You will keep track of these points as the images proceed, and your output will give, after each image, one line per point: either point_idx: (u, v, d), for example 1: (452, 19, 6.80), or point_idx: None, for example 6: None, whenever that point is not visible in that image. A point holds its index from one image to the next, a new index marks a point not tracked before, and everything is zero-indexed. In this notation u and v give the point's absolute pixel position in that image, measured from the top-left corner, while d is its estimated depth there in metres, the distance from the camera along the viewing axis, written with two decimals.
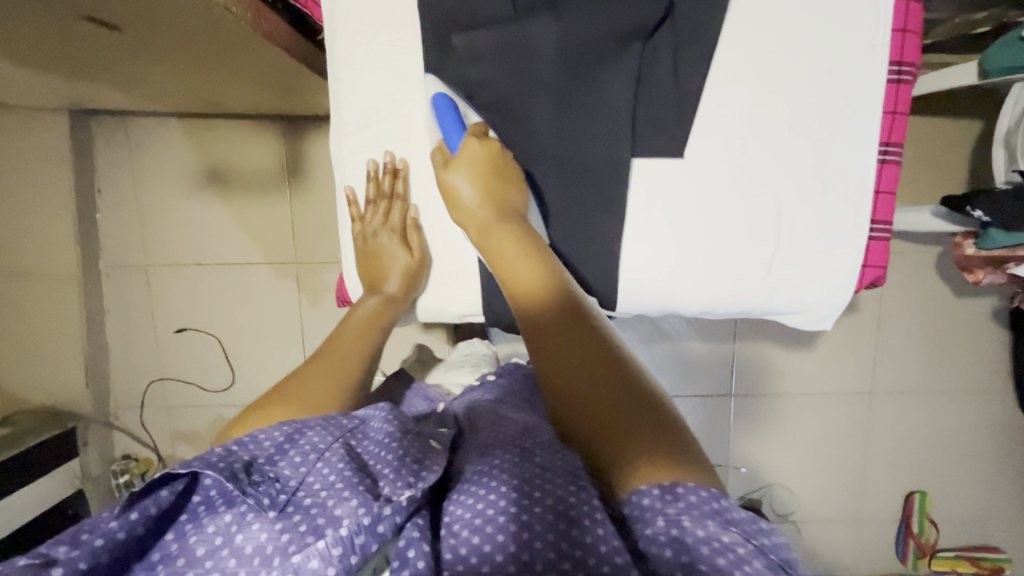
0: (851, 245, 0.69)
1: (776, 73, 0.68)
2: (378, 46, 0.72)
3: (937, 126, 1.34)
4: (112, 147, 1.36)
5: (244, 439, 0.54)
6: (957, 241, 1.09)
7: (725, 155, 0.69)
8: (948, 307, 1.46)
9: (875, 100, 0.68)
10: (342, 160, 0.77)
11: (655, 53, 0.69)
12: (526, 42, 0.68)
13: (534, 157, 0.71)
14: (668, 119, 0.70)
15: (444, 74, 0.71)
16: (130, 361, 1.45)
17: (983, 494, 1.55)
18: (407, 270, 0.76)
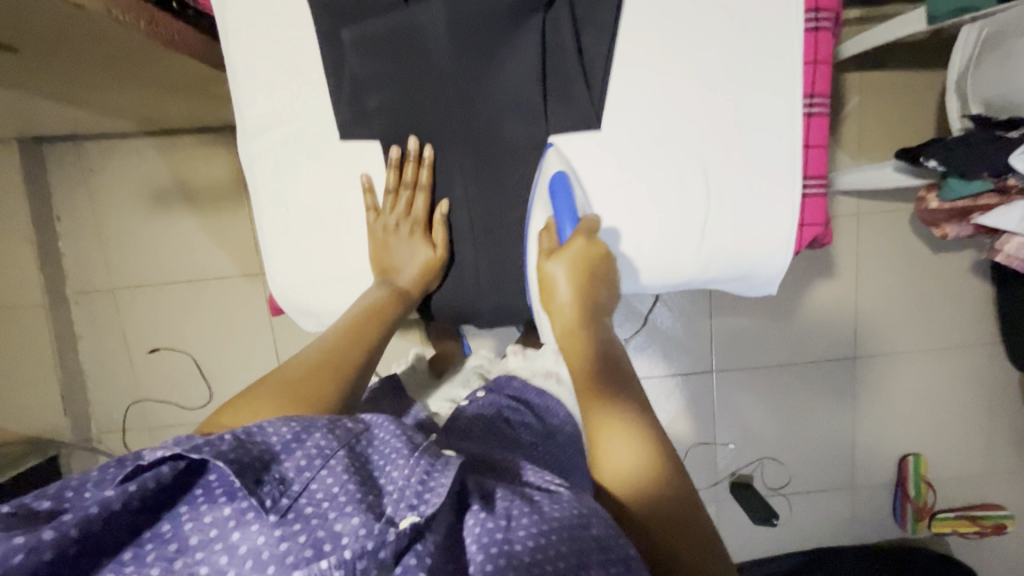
0: (786, 203, 0.68)
1: (686, 34, 0.66)
2: (268, 42, 0.66)
3: (896, 80, 1.31)
4: (67, 173, 1.35)
5: (252, 429, 0.46)
6: (921, 196, 1.07)
7: (645, 123, 0.68)
8: (927, 263, 1.43)
9: (795, 51, 0.65)
10: (254, 166, 0.69)
11: (558, 26, 0.65)
12: (417, 29, 0.64)
13: (450, 143, 0.69)
14: (579, 91, 0.67)
15: (338, 71, 0.66)
16: (107, 385, 1.45)
17: (977, 450, 1.52)
18: (427, 264, 0.71)
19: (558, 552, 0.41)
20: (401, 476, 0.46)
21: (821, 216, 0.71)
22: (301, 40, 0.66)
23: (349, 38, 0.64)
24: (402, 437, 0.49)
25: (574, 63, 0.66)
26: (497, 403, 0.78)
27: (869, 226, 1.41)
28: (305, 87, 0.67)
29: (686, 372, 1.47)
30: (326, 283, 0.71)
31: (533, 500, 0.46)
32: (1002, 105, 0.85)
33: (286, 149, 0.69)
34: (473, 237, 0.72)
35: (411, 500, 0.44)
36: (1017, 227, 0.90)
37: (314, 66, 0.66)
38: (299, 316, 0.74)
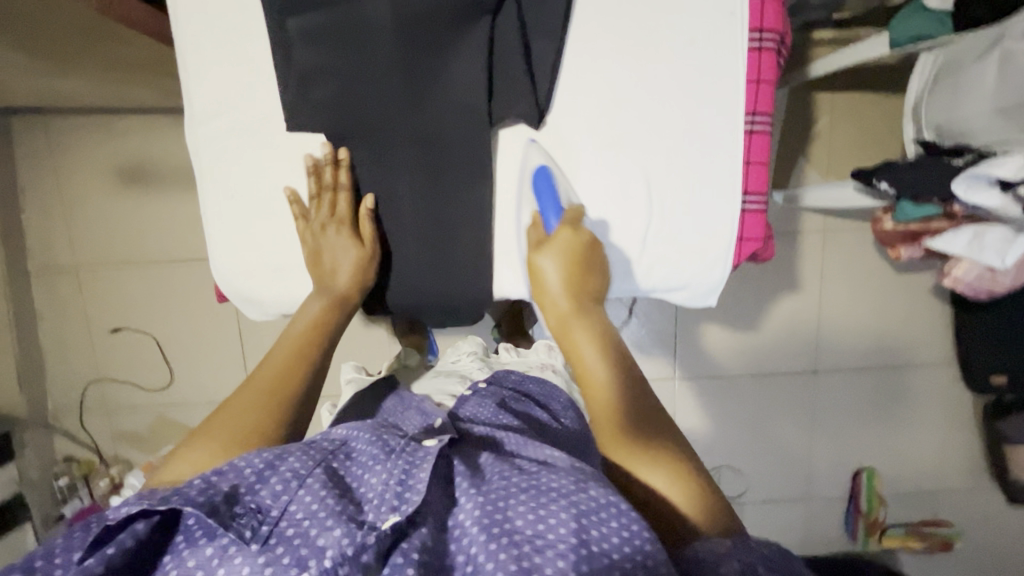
0: (724, 218, 0.69)
1: (634, 48, 0.66)
2: (219, 30, 0.65)
3: (865, 101, 1.34)
4: (32, 147, 1.33)
5: (223, 466, 0.48)
6: (878, 216, 1.08)
7: (591, 130, 0.68)
8: (889, 283, 1.46)
9: (736, 69, 0.67)
10: (203, 153, 0.68)
11: (507, 30, 0.65)
12: (363, 22, 0.62)
13: (394, 139, 0.67)
14: (524, 88, 0.65)
15: (280, 60, 0.63)
16: (66, 363, 1.43)
17: (930, 468, 1.56)
18: (360, 264, 0.69)
19: (561, 522, 0.42)
20: (377, 482, 0.49)
21: (761, 232, 0.71)
22: (251, 29, 0.65)
23: (293, 28, 0.62)
24: (377, 448, 0.52)
25: (520, 66, 0.65)
26: (500, 393, 0.76)
27: (835, 244, 1.44)
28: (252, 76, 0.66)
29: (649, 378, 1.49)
30: (263, 274, 0.71)
31: (534, 473, 0.48)
32: (951, 132, 0.88)
33: (234, 139, 0.68)
34: (417, 234, 0.70)
35: (391, 502, 0.46)
36: (963, 252, 0.92)
37: (261, 55, 0.65)
38: (241, 304, 0.73)
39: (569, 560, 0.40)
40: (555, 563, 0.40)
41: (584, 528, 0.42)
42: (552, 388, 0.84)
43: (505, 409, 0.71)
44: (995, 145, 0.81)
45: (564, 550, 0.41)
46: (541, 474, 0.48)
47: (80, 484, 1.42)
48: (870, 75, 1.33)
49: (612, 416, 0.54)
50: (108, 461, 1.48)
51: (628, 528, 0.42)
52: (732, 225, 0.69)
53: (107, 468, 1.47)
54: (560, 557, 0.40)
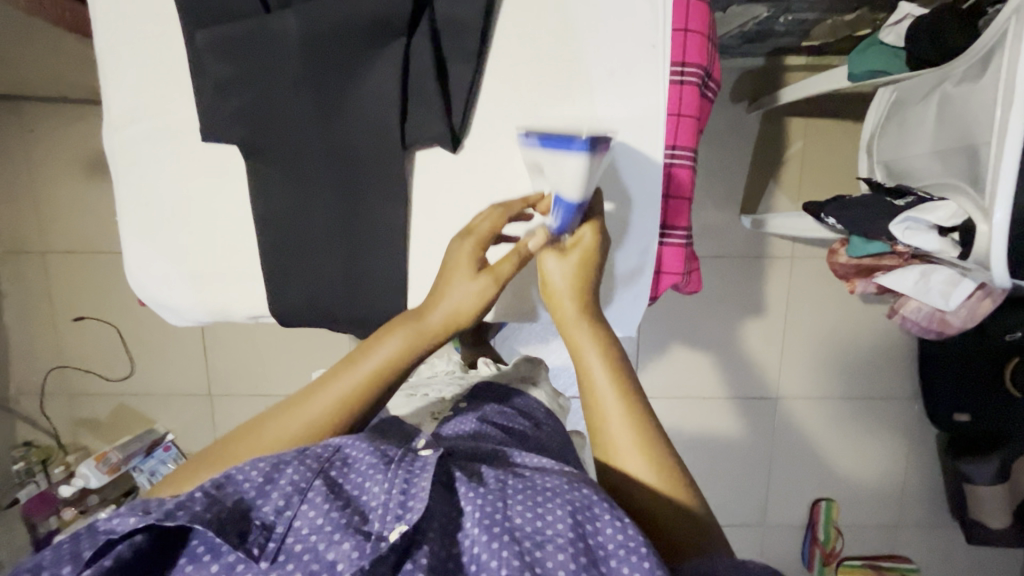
0: (642, 250, 0.64)
1: (553, 74, 0.61)
2: (127, 31, 0.60)
3: (837, 128, 1.33)
4: (4, 131, 1.34)
5: (222, 479, 0.49)
6: (834, 249, 1.07)
7: (504, 157, 0.63)
8: (857, 313, 1.44)
9: (652, 102, 0.61)
10: (117, 157, 0.64)
11: (421, 51, 0.59)
12: (266, 35, 0.57)
13: (301, 160, 0.62)
14: (434, 107, 0.59)
15: (195, 73, 0.60)
16: (30, 346, 1.45)
17: (890, 502, 1.54)
18: (459, 313, 0.59)
19: (559, 520, 0.48)
20: (380, 492, 0.50)
21: (682, 265, 0.67)
22: (164, 30, 0.60)
23: (201, 40, 0.58)
24: (373, 453, 0.52)
25: (435, 90, 0.59)
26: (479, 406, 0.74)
27: (803, 271, 1.42)
28: (165, 81, 0.62)
29: None
30: (175, 281, 0.66)
31: (528, 477, 0.53)
32: (898, 171, 0.88)
33: (143, 147, 0.63)
34: (346, 250, 0.65)
35: (396, 511, 0.48)
36: (911, 291, 0.92)
37: (175, 57, 0.61)
38: (161, 309, 0.69)
39: (569, 555, 0.46)
40: (559, 562, 0.46)
41: (582, 527, 0.48)
42: (531, 399, 0.80)
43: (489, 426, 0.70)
44: (935, 188, 0.80)
45: (564, 543, 0.47)
46: (539, 479, 0.53)
47: (37, 468, 1.45)
48: (846, 104, 1.32)
49: (618, 442, 0.55)
50: (66, 447, 1.49)
51: (620, 529, 0.48)
52: (647, 259, 0.65)
53: (66, 453, 1.49)
54: (561, 551, 0.47)
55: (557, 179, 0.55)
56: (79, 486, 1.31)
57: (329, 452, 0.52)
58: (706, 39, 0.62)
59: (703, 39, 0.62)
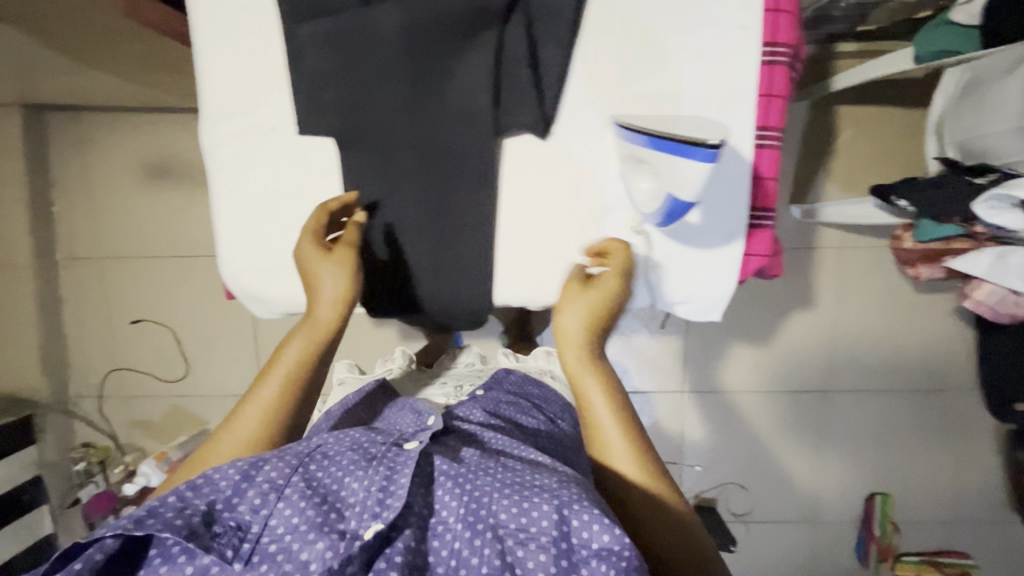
0: (733, 233, 0.66)
1: (639, 62, 0.64)
2: (233, 32, 0.66)
3: (888, 115, 1.31)
4: (64, 140, 1.38)
5: (197, 482, 0.56)
6: (898, 234, 1.06)
7: (591, 139, 0.66)
8: (909, 303, 1.41)
9: (748, 81, 0.62)
10: (214, 151, 0.69)
11: (513, 40, 0.64)
12: (368, 30, 0.64)
13: (393, 149, 0.67)
14: (527, 93, 0.64)
15: (298, 66, 0.66)
16: (88, 349, 1.48)
17: (947, 496, 1.50)
18: (339, 298, 0.66)
19: (544, 517, 0.53)
20: (359, 489, 0.57)
21: (769, 247, 0.68)
22: (265, 30, 0.66)
23: (305, 34, 0.64)
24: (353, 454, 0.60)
25: (527, 76, 0.64)
26: (496, 398, 0.81)
27: (853, 261, 1.40)
28: (266, 78, 0.67)
29: (657, 390, 1.47)
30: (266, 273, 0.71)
31: (511, 472, 0.58)
32: (973, 151, 0.87)
33: (241, 138, 0.68)
34: (441, 233, 0.69)
35: (372, 509, 0.55)
36: (986, 273, 0.93)
37: (273, 53, 0.66)
38: (250, 301, 0.73)
39: (550, 556, 0.52)
40: (539, 562, 0.52)
41: (564, 532, 0.52)
42: (551, 391, 0.88)
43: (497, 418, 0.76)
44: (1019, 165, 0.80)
45: (546, 544, 0.52)
46: (523, 474, 0.58)
47: (96, 469, 1.47)
48: (897, 89, 1.30)
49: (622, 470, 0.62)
50: (123, 448, 1.52)
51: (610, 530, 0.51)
52: (738, 242, 0.66)
53: (122, 454, 1.52)
54: (542, 552, 0.52)
55: (671, 182, 0.59)
56: (141, 485, 1.33)
57: (307, 449, 0.59)
58: (795, 18, 0.64)
59: (792, 19, 0.64)
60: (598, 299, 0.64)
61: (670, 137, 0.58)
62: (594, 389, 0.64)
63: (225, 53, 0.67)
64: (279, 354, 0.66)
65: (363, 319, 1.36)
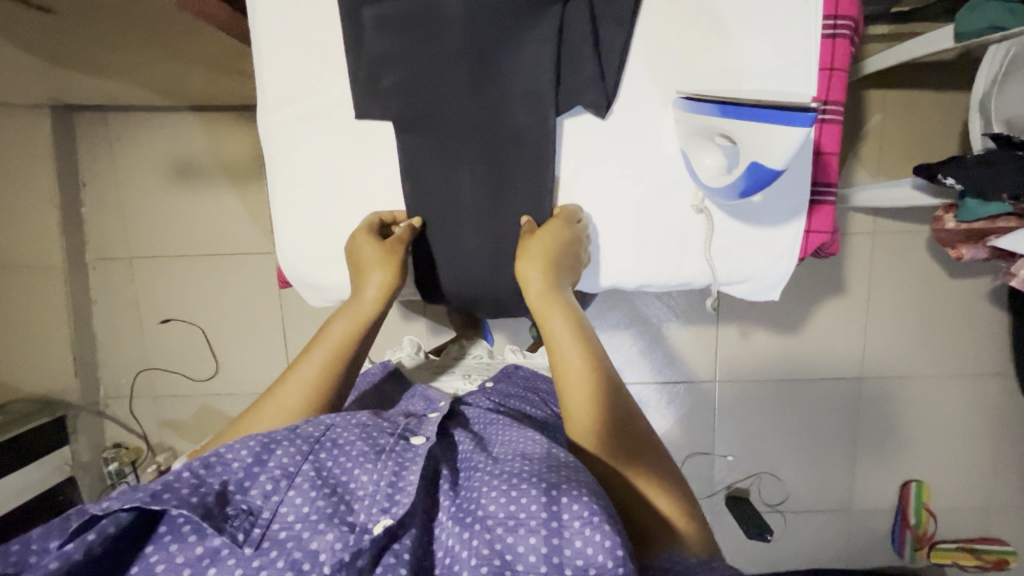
0: (794, 211, 0.71)
1: (700, 38, 0.68)
2: (295, 23, 0.70)
3: (920, 98, 1.30)
4: (93, 141, 1.39)
5: (211, 460, 0.53)
6: (939, 215, 1.06)
7: (653, 119, 0.71)
8: (941, 287, 1.40)
9: (812, 57, 0.68)
10: (269, 138, 0.74)
11: (576, 24, 0.68)
12: (432, 9, 0.66)
13: (457, 132, 0.71)
14: (591, 74, 0.68)
15: (355, 50, 0.69)
16: (120, 349, 1.49)
17: (983, 483, 1.49)
18: (385, 287, 0.68)
19: (533, 502, 0.49)
20: (369, 482, 0.54)
21: (830, 224, 0.74)
22: (324, 18, 0.70)
23: (370, 18, 0.67)
24: (362, 444, 0.57)
25: (591, 55, 0.68)
26: (505, 392, 0.79)
27: (884, 247, 1.39)
28: (328, 66, 0.71)
29: (687, 379, 1.46)
30: (321, 260, 0.76)
31: (518, 461, 0.55)
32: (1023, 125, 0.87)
33: (302, 123, 0.73)
34: (517, 213, 0.73)
35: (382, 504, 0.52)
36: None
37: (334, 40, 0.70)
38: (304, 291, 0.79)
39: (539, 539, 0.48)
40: (529, 548, 0.48)
41: (554, 516, 0.48)
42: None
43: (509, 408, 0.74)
44: None
45: (535, 527, 0.48)
46: (512, 463, 0.55)
47: (128, 469, 1.49)
48: (928, 74, 1.29)
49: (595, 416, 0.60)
50: (154, 448, 1.52)
51: (586, 505, 0.48)
52: (801, 220, 0.71)
53: (153, 454, 1.52)
54: (532, 535, 0.48)
55: (758, 148, 0.59)
56: None
57: (319, 434, 0.57)
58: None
59: None
60: (543, 242, 0.68)
61: (753, 103, 0.59)
62: (561, 330, 0.63)
63: (289, 45, 0.71)
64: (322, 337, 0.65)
65: (393, 314, 1.36)
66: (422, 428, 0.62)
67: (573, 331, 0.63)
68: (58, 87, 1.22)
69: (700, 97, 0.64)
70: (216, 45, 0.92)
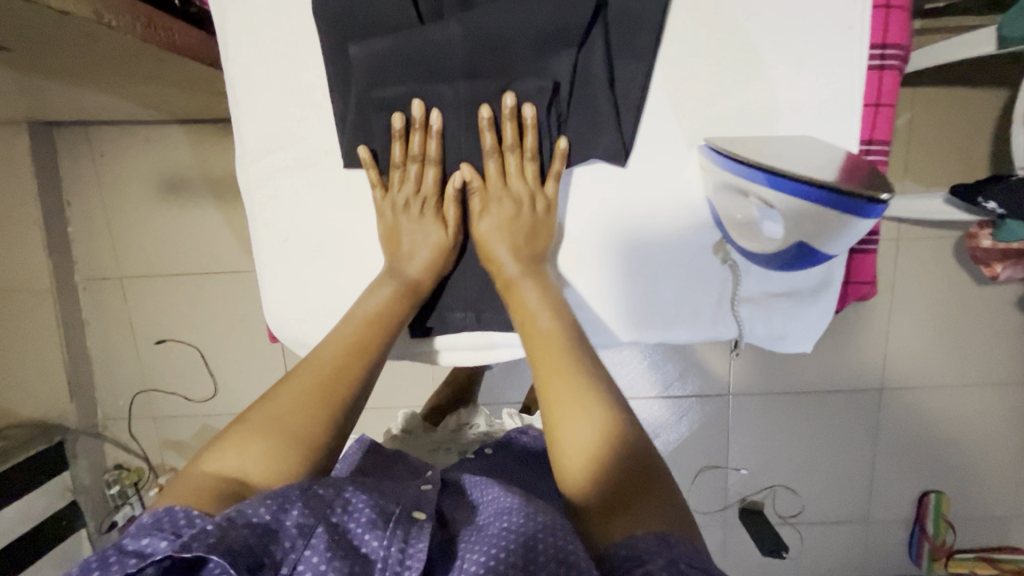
0: (836, 267, 0.66)
1: (727, 69, 0.63)
2: (277, 62, 0.65)
3: (953, 97, 1.21)
4: (77, 157, 1.33)
5: (232, 513, 0.50)
6: (972, 232, 0.99)
7: (674, 158, 0.66)
8: (969, 295, 1.34)
9: (858, 92, 0.62)
10: (251, 189, 0.69)
11: (590, 64, 0.62)
12: (434, 48, 0.61)
13: None
14: (603, 115, 0.64)
15: (351, 92, 0.64)
16: (116, 371, 1.45)
17: (1006, 492, 1.45)
18: (439, 247, 0.71)
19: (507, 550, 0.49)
20: (380, 547, 0.53)
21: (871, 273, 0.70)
22: (308, 56, 0.65)
23: (357, 55, 0.62)
24: (370, 507, 0.56)
25: (606, 95, 0.63)
26: (501, 460, 0.82)
27: (909, 254, 1.33)
28: (317, 107, 0.66)
29: (699, 394, 1.41)
30: (312, 318, 0.72)
31: (489, 524, 0.55)
32: None
33: (286, 169, 0.68)
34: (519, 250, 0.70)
35: (394, 567, 0.52)
36: None
37: (320, 81, 0.66)
38: (296, 347, 0.75)
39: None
40: None
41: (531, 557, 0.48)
42: None
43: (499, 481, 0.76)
44: None
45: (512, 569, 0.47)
46: (495, 523, 0.55)
47: (131, 490, 1.47)
48: (964, 69, 1.20)
49: (553, 385, 0.60)
50: (155, 468, 1.50)
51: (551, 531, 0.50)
52: (839, 272, 0.67)
53: (155, 475, 1.50)
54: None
55: (796, 223, 0.55)
56: None
57: (330, 495, 0.55)
58: (906, 16, 0.63)
59: (903, 16, 0.63)
60: (508, 213, 0.68)
61: (796, 176, 0.52)
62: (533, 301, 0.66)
63: (272, 87, 0.66)
64: (366, 299, 0.70)
65: None
66: (428, 491, 0.63)
67: (541, 302, 0.66)
68: (35, 108, 1.16)
69: (733, 155, 0.58)
70: (197, 72, 0.86)
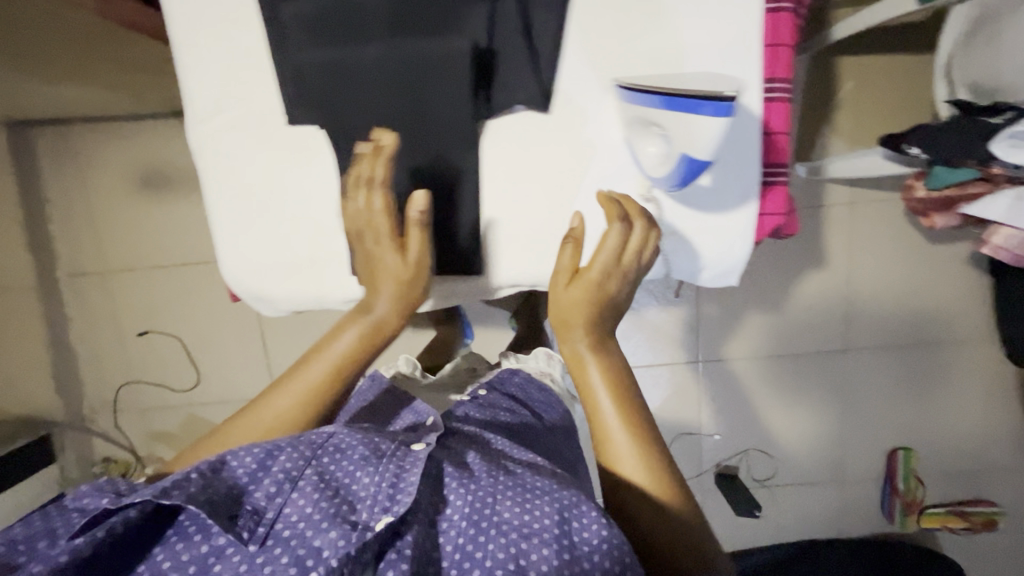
0: (748, 195, 0.72)
1: (634, 19, 0.69)
2: (220, 28, 0.70)
3: (890, 62, 1.27)
4: (54, 155, 1.36)
5: (217, 464, 0.53)
6: (910, 184, 1.04)
7: (591, 102, 0.72)
8: (922, 254, 1.39)
9: (753, 33, 0.68)
10: (202, 153, 0.74)
11: (506, 17, 0.68)
12: (359, 9, 0.67)
13: (388, 129, 0.71)
14: (523, 66, 0.70)
15: (286, 51, 0.69)
16: (101, 364, 1.47)
17: (974, 444, 1.49)
18: (398, 281, 0.69)
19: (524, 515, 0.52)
20: (370, 483, 0.54)
21: (783, 206, 0.75)
22: (248, 22, 0.70)
23: (292, 16, 0.68)
24: (364, 446, 0.57)
25: (522, 47, 0.69)
26: (497, 402, 0.82)
27: (862, 217, 1.38)
28: (257, 68, 0.71)
29: (669, 362, 1.45)
30: (266, 273, 0.77)
31: (516, 474, 0.57)
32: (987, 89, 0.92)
33: (232, 131, 0.73)
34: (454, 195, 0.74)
35: (384, 503, 0.53)
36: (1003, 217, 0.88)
37: (258, 44, 0.70)
38: (255, 303, 0.79)
39: (552, 551, 0.50)
40: (536, 555, 0.50)
41: (548, 529, 0.51)
42: (553, 395, 0.89)
43: (496, 423, 0.77)
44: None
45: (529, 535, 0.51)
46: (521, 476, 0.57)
47: None
48: (902, 35, 1.26)
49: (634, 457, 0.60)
50: (142, 460, 1.51)
51: (590, 518, 0.51)
52: (754, 203, 0.72)
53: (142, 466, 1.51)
54: (528, 542, 0.50)
55: (685, 138, 0.63)
56: None
57: (321, 440, 0.57)
58: None
59: None
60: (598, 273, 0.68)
61: (689, 94, 0.61)
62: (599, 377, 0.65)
63: (218, 54, 0.71)
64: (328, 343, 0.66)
65: None
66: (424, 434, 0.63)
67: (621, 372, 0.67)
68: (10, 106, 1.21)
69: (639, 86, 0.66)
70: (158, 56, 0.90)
